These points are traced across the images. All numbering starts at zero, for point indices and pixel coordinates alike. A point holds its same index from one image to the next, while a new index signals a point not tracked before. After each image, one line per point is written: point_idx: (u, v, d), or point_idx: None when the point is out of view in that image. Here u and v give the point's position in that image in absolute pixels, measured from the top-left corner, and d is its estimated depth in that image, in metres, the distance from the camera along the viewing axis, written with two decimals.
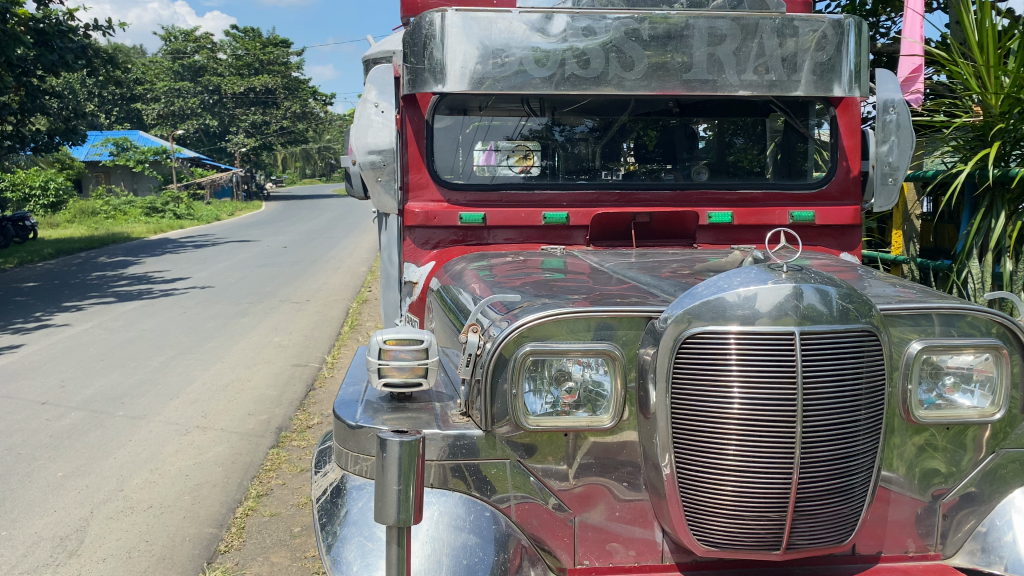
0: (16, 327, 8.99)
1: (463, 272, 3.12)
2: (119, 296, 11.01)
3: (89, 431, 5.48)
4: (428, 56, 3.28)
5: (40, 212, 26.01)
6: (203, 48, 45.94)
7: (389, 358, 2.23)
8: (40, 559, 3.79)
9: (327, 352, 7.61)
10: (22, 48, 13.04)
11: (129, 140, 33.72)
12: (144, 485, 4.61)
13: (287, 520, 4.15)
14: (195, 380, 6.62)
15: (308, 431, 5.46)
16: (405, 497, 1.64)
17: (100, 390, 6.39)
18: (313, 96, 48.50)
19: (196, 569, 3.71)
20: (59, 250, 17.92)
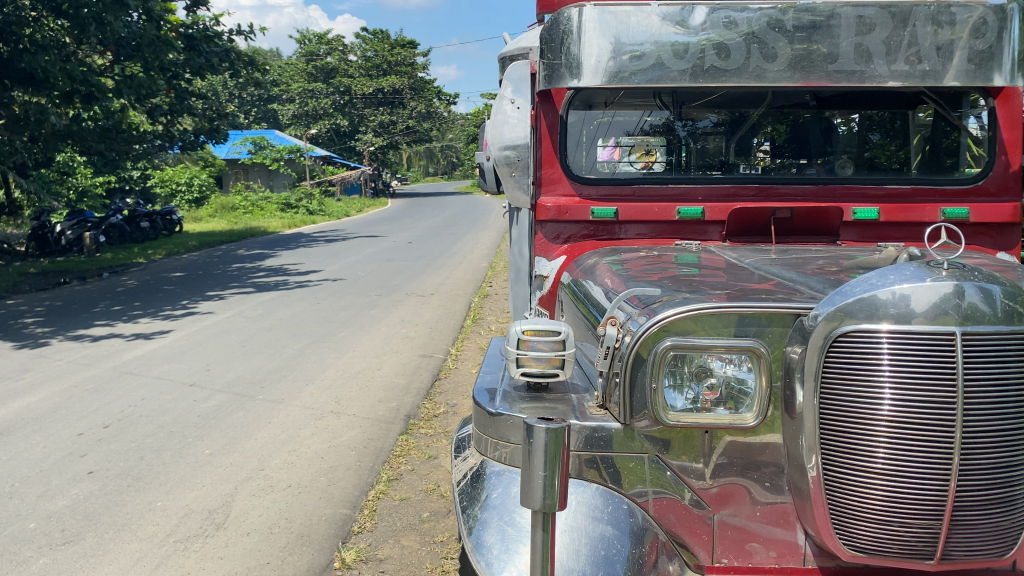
0: (166, 314, 9.63)
1: (595, 266, 3.12)
2: (257, 287, 11.60)
3: (233, 412, 5.83)
4: (565, 51, 3.30)
5: (186, 206, 28.08)
6: (335, 51, 47.59)
7: (527, 348, 2.24)
8: (192, 530, 4.06)
9: (451, 344, 7.76)
10: (173, 53, 13.94)
11: (266, 140, 35.33)
12: (283, 465, 4.85)
13: (416, 505, 4.28)
14: (328, 368, 6.92)
15: (436, 420, 5.59)
16: (550, 484, 1.65)
17: (241, 375, 6.76)
18: (438, 96, 49.36)
19: (333, 547, 3.87)
20: (203, 243, 19.04)
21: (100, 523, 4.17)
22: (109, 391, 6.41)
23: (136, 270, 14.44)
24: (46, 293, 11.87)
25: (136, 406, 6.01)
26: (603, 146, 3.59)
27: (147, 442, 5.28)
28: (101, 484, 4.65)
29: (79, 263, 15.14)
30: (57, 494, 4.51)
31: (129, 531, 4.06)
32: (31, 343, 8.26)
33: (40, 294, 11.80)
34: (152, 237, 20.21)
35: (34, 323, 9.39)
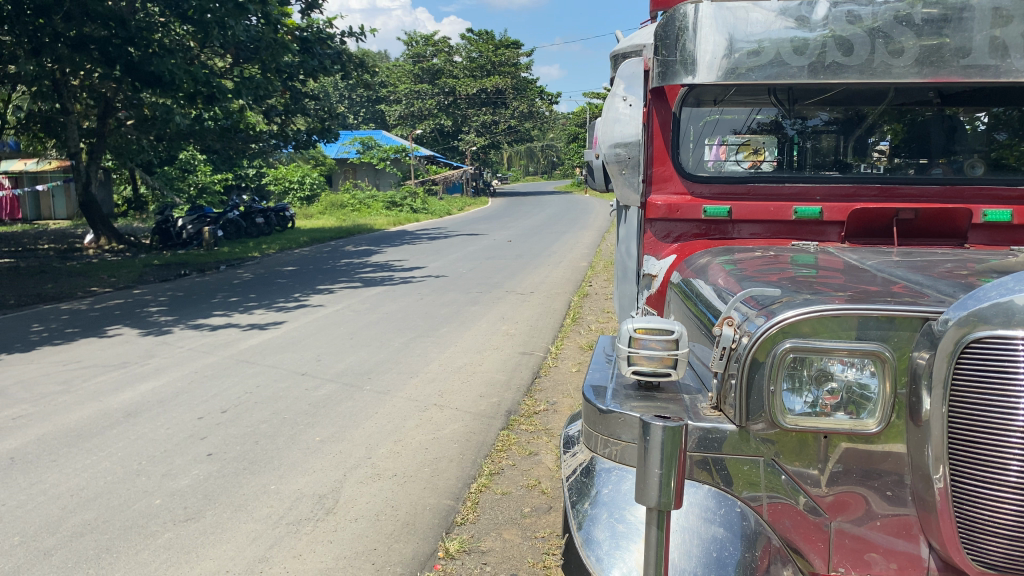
0: (279, 306, 10.04)
1: (707, 266, 3.07)
2: (363, 282, 11.94)
3: (342, 401, 6.03)
4: (680, 48, 3.26)
5: (298, 204, 29.15)
6: (441, 52, 48.41)
7: (638, 346, 2.22)
8: (303, 513, 4.22)
9: (551, 342, 7.78)
10: (289, 56, 14.50)
11: (373, 140, 36.32)
12: (389, 454, 4.99)
13: (518, 500, 4.32)
14: (432, 362, 7.07)
15: (536, 417, 5.63)
16: (665, 483, 1.65)
17: (349, 366, 6.98)
18: (540, 95, 49.53)
19: (436, 537, 3.96)
20: (313, 239, 19.73)
21: (218, 503, 4.38)
22: (227, 378, 6.74)
23: (251, 264, 15.11)
24: (169, 284, 12.55)
25: (253, 393, 6.30)
26: (710, 146, 3.55)
27: (262, 428, 5.52)
28: (219, 465, 4.89)
29: (199, 256, 15.96)
30: (179, 473, 4.77)
31: (245, 512, 4.25)
32: (156, 330, 8.75)
33: (164, 285, 12.49)
34: (266, 233, 21.10)
35: (159, 311, 9.95)
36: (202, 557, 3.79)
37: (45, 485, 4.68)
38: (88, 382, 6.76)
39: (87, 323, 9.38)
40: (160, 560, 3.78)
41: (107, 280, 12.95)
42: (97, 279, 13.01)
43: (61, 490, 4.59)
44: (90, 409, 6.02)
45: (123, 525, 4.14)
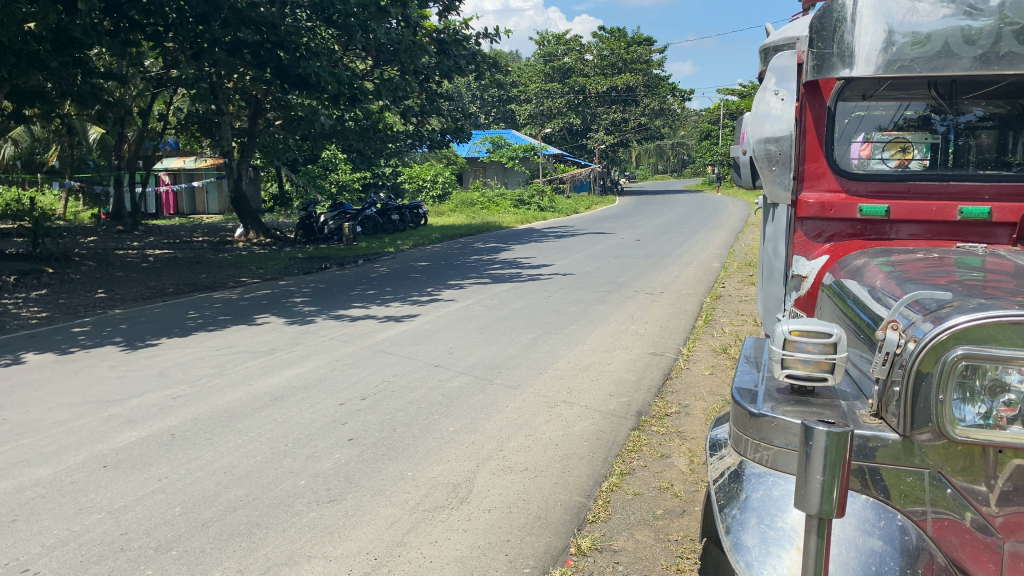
0: (414, 299, 10.35)
1: (863, 268, 2.93)
2: (493, 278, 12.12)
3: (474, 394, 6.15)
4: (838, 40, 3.22)
5: (430, 201, 29.93)
6: (572, 51, 48.38)
7: (793, 349, 2.16)
8: (438, 500, 4.33)
9: (683, 344, 7.65)
10: (427, 57, 14.85)
11: (504, 139, 36.88)
12: (520, 448, 5.05)
13: (650, 502, 4.28)
14: (561, 358, 7.10)
15: (668, 419, 5.55)
16: (828, 489, 1.59)
17: (481, 359, 7.10)
18: (672, 92, 48.67)
19: (569, 533, 3.97)
20: (444, 235, 20.18)
21: (359, 486, 4.56)
22: (365, 367, 7.00)
23: (387, 258, 15.63)
24: (311, 276, 13.17)
25: (389, 382, 6.52)
26: (856, 142, 3.48)
27: (399, 416, 5.70)
28: (359, 450, 5.08)
29: (338, 250, 16.63)
30: (322, 456, 5.00)
31: (384, 496, 4.40)
32: (300, 320, 9.21)
33: (307, 277, 13.10)
34: (400, 229, 21.77)
35: (302, 302, 10.45)
36: (345, 537, 3.96)
37: (202, 461, 5.01)
38: (239, 366, 7.19)
39: (238, 312, 9.97)
40: (305, 537, 3.97)
41: (254, 271, 13.72)
42: (246, 270, 13.82)
43: (217, 467, 4.90)
44: (240, 392, 6.39)
45: (272, 502, 4.38)
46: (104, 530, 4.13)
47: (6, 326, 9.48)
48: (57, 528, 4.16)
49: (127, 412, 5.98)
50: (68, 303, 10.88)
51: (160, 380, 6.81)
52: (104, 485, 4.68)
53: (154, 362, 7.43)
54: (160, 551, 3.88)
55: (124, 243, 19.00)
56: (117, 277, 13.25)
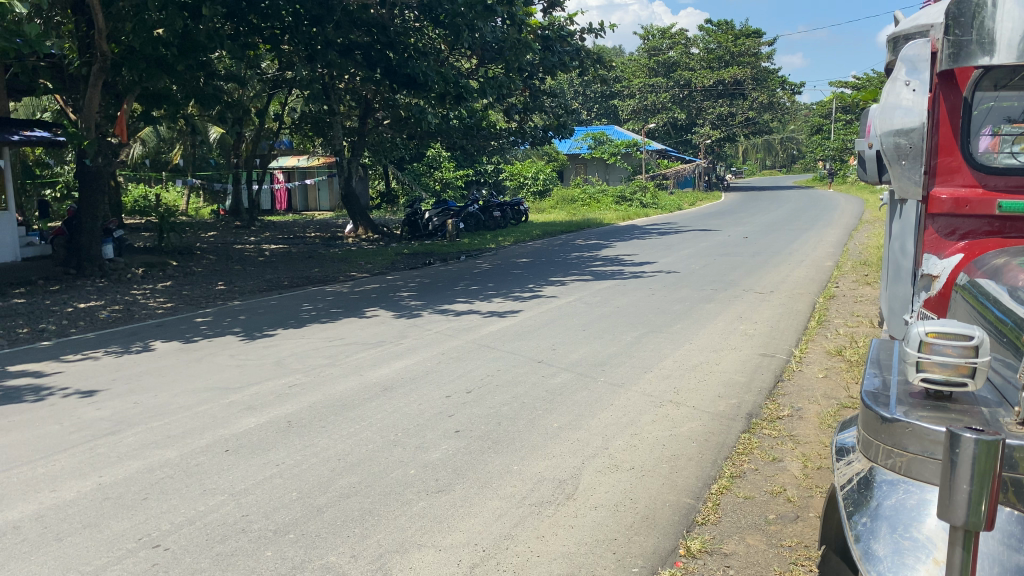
0: (516, 295, 10.41)
1: (1003, 267, 2.76)
2: (595, 275, 12.06)
3: (578, 390, 6.14)
4: (978, 27, 3.07)
5: (531, 197, 30.06)
6: (677, 44, 47.54)
7: (930, 352, 2.05)
8: (545, 496, 4.35)
9: (794, 345, 7.42)
10: (532, 54, 14.88)
11: (606, 135, 36.61)
12: (627, 447, 5.00)
13: (762, 506, 4.18)
14: (667, 357, 7.00)
15: (780, 422, 5.40)
16: (976, 501, 1.51)
17: (585, 356, 7.09)
18: (781, 85, 47.18)
19: (677, 534, 3.91)
20: (546, 232, 20.22)
21: (466, 478, 4.62)
22: (470, 361, 7.09)
23: (489, 254, 15.79)
24: (416, 271, 13.43)
25: (493, 376, 6.59)
26: (986, 134, 3.36)
27: (504, 410, 5.74)
28: (466, 442, 5.15)
29: (442, 246, 16.91)
30: (430, 447, 5.09)
31: (491, 489, 4.45)
32: (406, 313, 9.41)
33: (412, 272, 13.38)
34: (502, 226, 21.94)
35: (408, 296, 10.68)
36: (454, 528, 4.02)
37: (317, 448, 5.19)
38: (349, 357, 7.41)
39: (347, 305, 10.27)
40: (415, 526, 4.05)
41: (363, 266, 14.10)
42: (355, 265, 14.22)
43: (330, 454, 5.06)
44: (352, 382, 6.59)
45: (383, 490, 4.50)
46: (227, 510, 4.33)
47: (136, 316, 10.07)
48: (185, 507, 4.39)
49: (246, 399, 6.25)
50: (191, 294, 11.47)
51: (277, 369, 7.09)
52: (226, 468, 4.91)
53: (270, 352, 7.75)
54: (279, 534, 4.04)
55: (241, 237, 19.88)
56: (235, 270, 13.87)
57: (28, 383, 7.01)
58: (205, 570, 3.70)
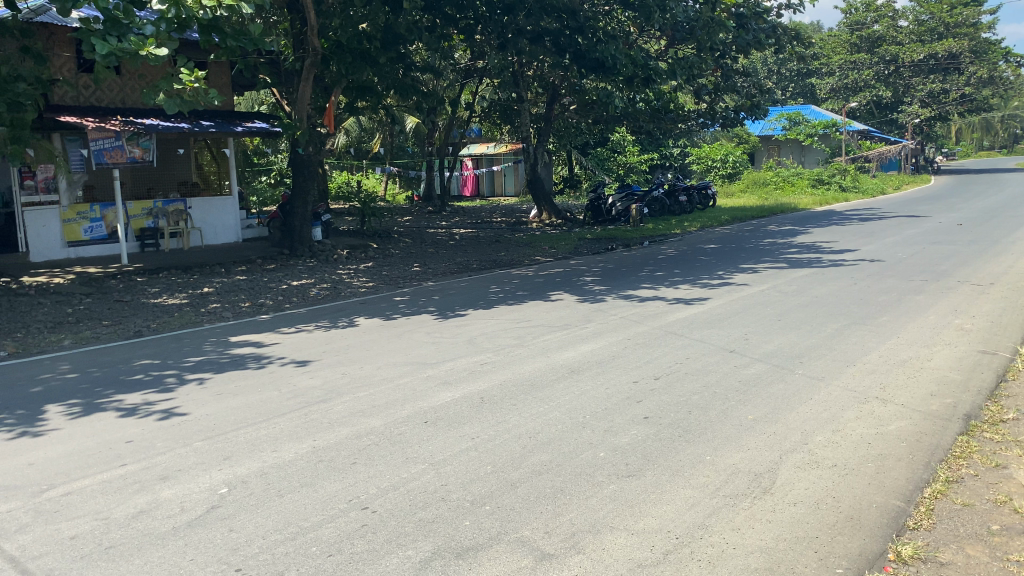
0: (704, 282, 10.17)
1: None
2: (789, 263, 11.53)
3: (774, 382, 5.92)
4: None
5: (720, 181, 29.24)
6: (884, 17, 44.25)
7: None
8: (740, 488, 4.23)
9: (1020, 342, 6.74)
10: (725, 33, 14.37)
11: (801, 115, 34.81)
12: (827, 443, 4.77)
13: (983, 515, 3.85)
14: (871, 351, 6.59)
15: (1004, 425, 4.94)
16: None
17: (779, 347, 6.82)
18: (1004, 57, 42.72)
19: (885, 537, 3.69)
20: (735, 218, 19.56)
21: (657, 464, 4.59)
22: (658, 348, 7.01)
23: (675, 240, 15.53)
24: (600, 256, 13.45)
25: (682, 364, 6.49)
26: None
27: (694, 398, 5.65)
28: (656, 429, 5.11)
29: (627, 232, 16.82)
30: (620, 432, 5.09)
31: (683, 477, 4.39)
32: (592, 298, 9.45)
33: (597, 257, 13.42)
34: (688, 211, 21.48)
35: (594, 281, 10.72)
36: (646, 513, 4.01)
37: (510, 424, 5.34)
38: (538, 339, 7.56)
39: (535, 288, 10.47)
40: (608, 509, 4.07)
41: (548, 251, 14.29)
42: (540, 249, 14.44)
43: (522, 431, 5.19)
44: (540, 363, 6.72)
45: (574, 470, 4.56)
46: (427, 479, 4.56)
47: (342, 294, 10.79)
48: (389, 474, 4.67)
49: (442, 374, 6.55)
50: (389, 275, 12.13)
51: (469, 348, 7.36)
52: (426, 439, 5.17)
53: (463, 331, 8.05)
54: (476, 505, 4.20)
55: (433, 222, 20.74)
56: (428, 253, 14.50)
57: (251, 352, 7.72)
58: (409, 534, 3.92)
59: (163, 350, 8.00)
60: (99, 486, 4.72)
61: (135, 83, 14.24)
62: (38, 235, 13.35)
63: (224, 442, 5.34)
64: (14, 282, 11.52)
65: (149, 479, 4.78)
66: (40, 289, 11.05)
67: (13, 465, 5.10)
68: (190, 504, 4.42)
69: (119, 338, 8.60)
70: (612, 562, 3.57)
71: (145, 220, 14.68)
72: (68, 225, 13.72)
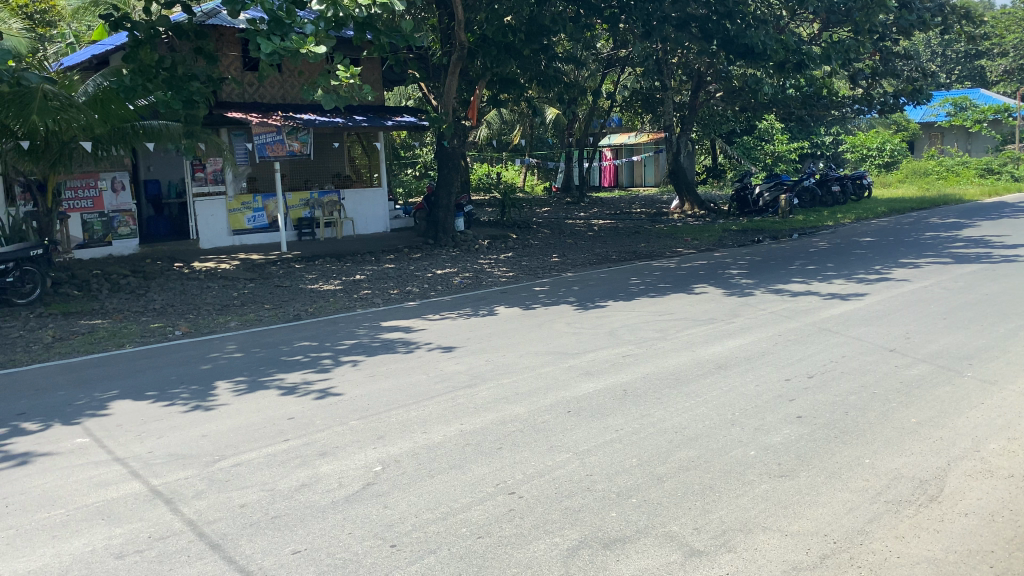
0: (860, 277, 9.66)
1: None
2: (955, 258, 10.75)
3: (940, 385, 5.56)
4: None
5: (875, 171, 27.73)
6: None
7: None
8: (903, 494, 4.01)
9: None
10: (886, 14, 13.56)
11: (969, 99, 32.41)
12: (1003, 452, 4.43)
13: None
14: None
15: None
16: None
17: (946, 348, 6.39)
18: None
19: None
20: (893, 209, 18.47)
21: (811, 465, 4.42)
22: (810, 345, 6.73)
23: (826, 232, 14.86)
24: (746, 248, 13.05)
25: (837, 362, 6.21)
26: None
27: (851, 398, 5.39)
28: (810, 429, 4.91)
29: (774, 223, 16.25)
30: (770, 430, 4.93)
31: (841, 480, 4.20)
32: (739, 292, 9.19)
33: (742, 249, 13.03)
34: (841, 202, 20.49)
35: (740, 274, 10.41)
36: (801, 515, 3.86)
37: (655, 418, 5.27)
38: (682, 332, 7.42)
39: (677, 280, 10.28)
40: (759, 508, 3.96)
41: (690, 242, 14.01)
42: (682, 241, 14.18)
43: (668, 426, 5.11)
44: (685, 357, 6.60)
45: (724, 468, 4.45)
46: (572, 468, 4.58)
47: (484, 283, 11.01)
48: (535, 461, 4.72)
49: (585, 365, 6.55)
50: (530, 265, 12.24)
51: (612, 339, 7.32)
52: (570, 428, 5.19)
53: (605, 322, 8.02)
54: (622, 497, 4.18)
55: (573, 213, 20.74)
56: (568, 243, 14.54)
57: (400, 337, 7.99)
58: (556, 522, 3.95)
59: (319, 333, 8.42)
60: (264, 459, 5.03)
61: (294, 80, 15.04)
62: (207, 223, 14.32)
63: (377, 422, 5.56)
64: (187, 266, 12.44)
65: (309, 455, 5.05)
66: (209, 274, 11.88)
67: (189, 436, 5.52)
68: (347, 480, 4.63)
69: (279, 320, 9.12)
70: (765, 564, 3.46)
71: (302, 210, 15.55)
72: (233, 214, 14.65)
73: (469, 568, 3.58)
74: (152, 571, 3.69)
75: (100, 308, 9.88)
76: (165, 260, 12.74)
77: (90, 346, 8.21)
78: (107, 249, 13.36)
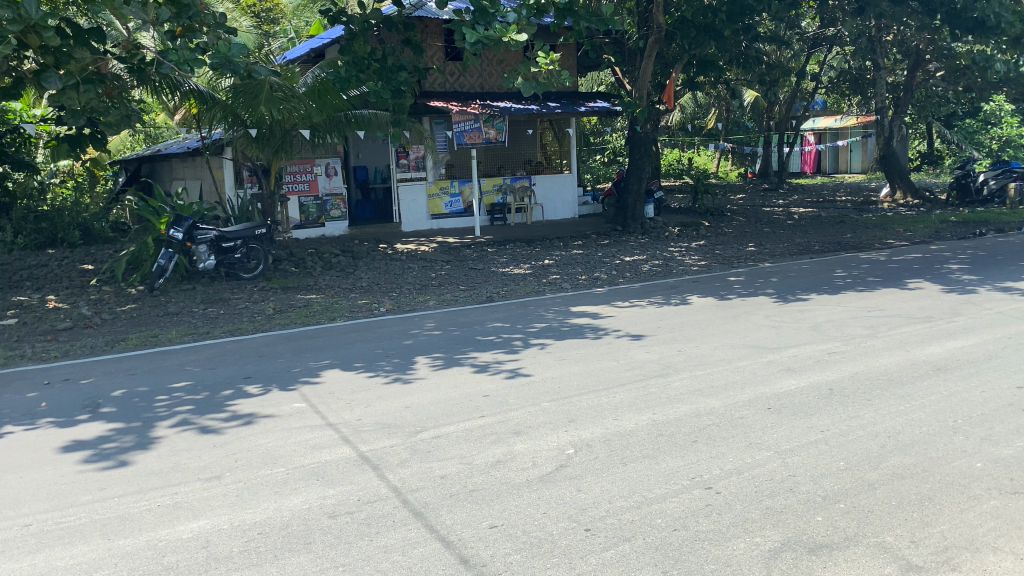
0: None
1: None
2: None
3: None
4: None
5: None
6: None
7: None
8: None
9: None
10: None
11: None
12: None
13: None
14: None
15: None
16: None
17: None
18: None
19: None
20: None
21: None
22: None
23: None
24: (968, 242, 11.93)
25: None
26: None
27: None
28: None
29: (1000, 214, 14.75)
30: (1001, 442, 4.48)
31: None
32: (960, 288, 8.43)
33: (963, 242, 11.91)
34: None
35: (961, 269, 9.53)
36: None
37: (864, 421, 4.95)
38: (894, 331, 6.90)
39: (887, 274, 9.58)
40: (989, 527, 3.62)
41: (902, 234, 13.01)
42: (893, 232, 13.19)
43: (880, 430, 4.78)
44: (897, 357, 6.14)
45: (945, 479, 4.11)
46: (773, 467, 4.39)
47: (674, 271, 10.79)
48: (733, 457, 4.57)
49: (785, 361, 6.26)
50: (724, 254, 11.85)
51: (815, 334, 6.96)
52: (771, 425, 4.98)
53: (806, 316, 7.62)
54: (829, 501, 3.96)
55: (770, 201, 19.85)
56: (765, 232, 13.96)
57: (589, 322, 8.01)
58: (756, 521, 3.81)
59: (511, 315, 8.62)
60: (462, 433, 5.21)
61: (493, 68, 15.40)
62: (409, 207, 15.08)
63: (570, 405, 5.61)
64: (390, 248, 13.12)
65: (504, 432, 5.17)
66: (410, 255, 12.47)
67: (393, 406, 5.82)
68: (541, 460, 4.71)
69: (473, 301, 9.43)
70: None
71: (495, 195, 15.96)
72: (432, 199, 15.29)
73: (666, 560, 3.52)
74: (361, 533, 3.93)
75: (313, 284, 10.64)
76: (370, 241, 13.51)
77: (305, 318, 8.90)
78: (320, 230, 14.38)
